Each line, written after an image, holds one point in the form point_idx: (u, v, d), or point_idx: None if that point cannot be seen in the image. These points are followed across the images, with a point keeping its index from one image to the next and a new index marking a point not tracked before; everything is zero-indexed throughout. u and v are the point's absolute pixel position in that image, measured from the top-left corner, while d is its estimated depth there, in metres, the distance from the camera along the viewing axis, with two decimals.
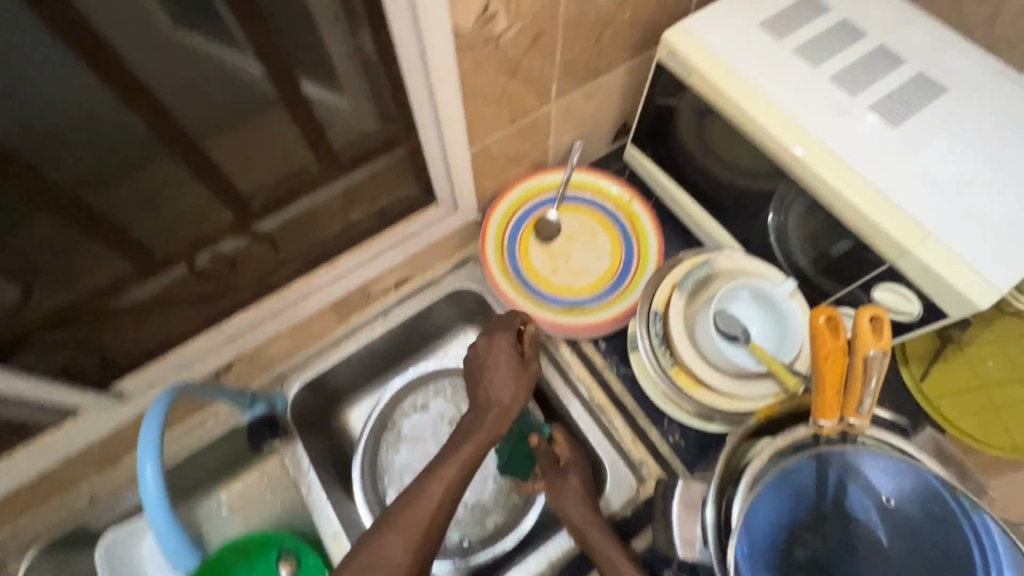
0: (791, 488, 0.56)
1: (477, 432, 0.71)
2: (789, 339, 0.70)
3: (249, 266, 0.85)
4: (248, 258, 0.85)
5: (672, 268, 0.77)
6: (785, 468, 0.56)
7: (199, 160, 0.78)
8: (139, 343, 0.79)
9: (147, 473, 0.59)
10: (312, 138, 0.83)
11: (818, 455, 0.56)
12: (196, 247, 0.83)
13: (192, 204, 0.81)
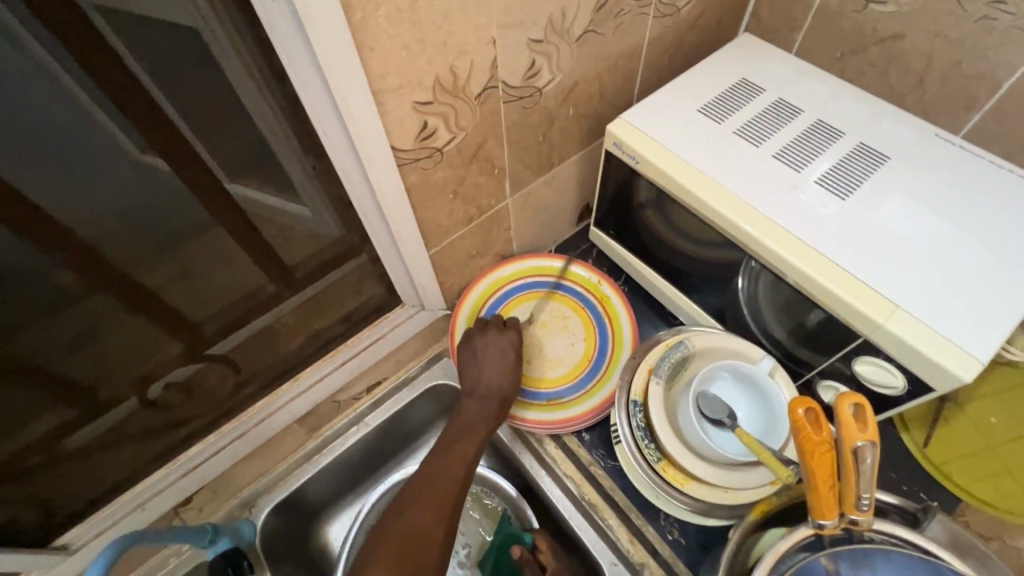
0: None
1: (482, 420, 0.73)
2: (774, 421, 0.67)
3: (203, 391, 0.86)
4: (203, 383, 0.87)
5: (647, 352, 0.74)
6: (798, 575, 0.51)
7: (133, 293, 0.86)
8: (87, 489, 0.77)
9: None
10: (265, 263, 0.90)
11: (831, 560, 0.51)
12: (144, 382, 0.87)
13: (143, 340, 0.88)
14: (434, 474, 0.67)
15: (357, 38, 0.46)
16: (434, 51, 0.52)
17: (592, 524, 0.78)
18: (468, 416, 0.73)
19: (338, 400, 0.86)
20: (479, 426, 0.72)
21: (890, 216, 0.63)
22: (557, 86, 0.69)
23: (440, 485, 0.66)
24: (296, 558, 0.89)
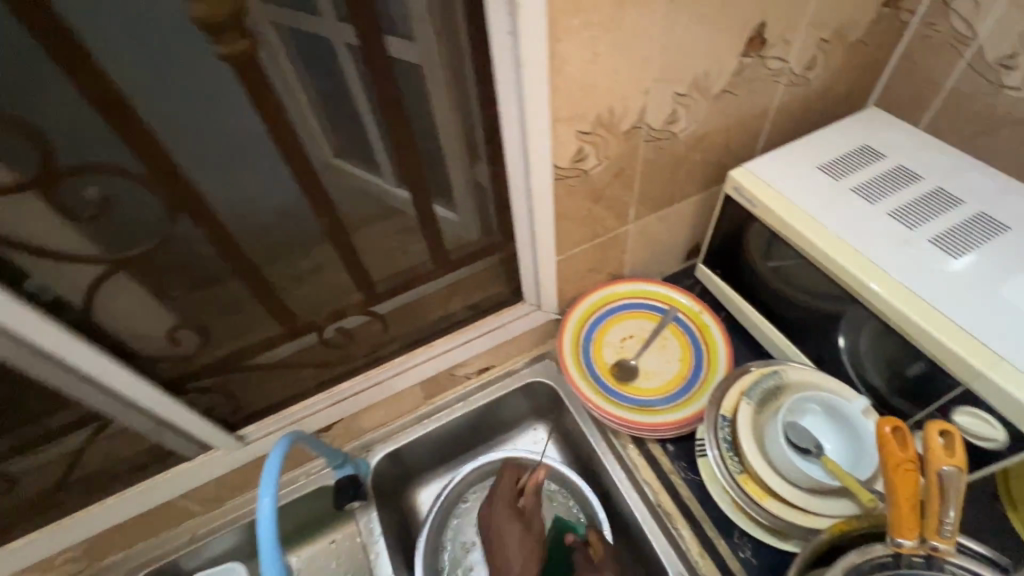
0: None
1: None
2: (863, 455, 0.69)
3: (362, 338, 0.97)
4: (362, 331, 0.96)
5: (740, 376, 0.80)
6: None
7: (345, 246, 0.89)
8: (263, 399, 0.90)
9: (262, 509, 0.64)
10: (432, 245, 0.96)
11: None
12: (330, 320, 0.93)
13: (336, 285, 0.93)
14: None
15: (552, 77, 0.62)
16: (602, 92, 0.67)
17: (664, 530, 0.84)
18: None
19: (455, 373, 1.00)
20: None
21: (1003, 279, 0.66)
22: (690, 133, 0.82)
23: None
24: (392, 508, 1.02)
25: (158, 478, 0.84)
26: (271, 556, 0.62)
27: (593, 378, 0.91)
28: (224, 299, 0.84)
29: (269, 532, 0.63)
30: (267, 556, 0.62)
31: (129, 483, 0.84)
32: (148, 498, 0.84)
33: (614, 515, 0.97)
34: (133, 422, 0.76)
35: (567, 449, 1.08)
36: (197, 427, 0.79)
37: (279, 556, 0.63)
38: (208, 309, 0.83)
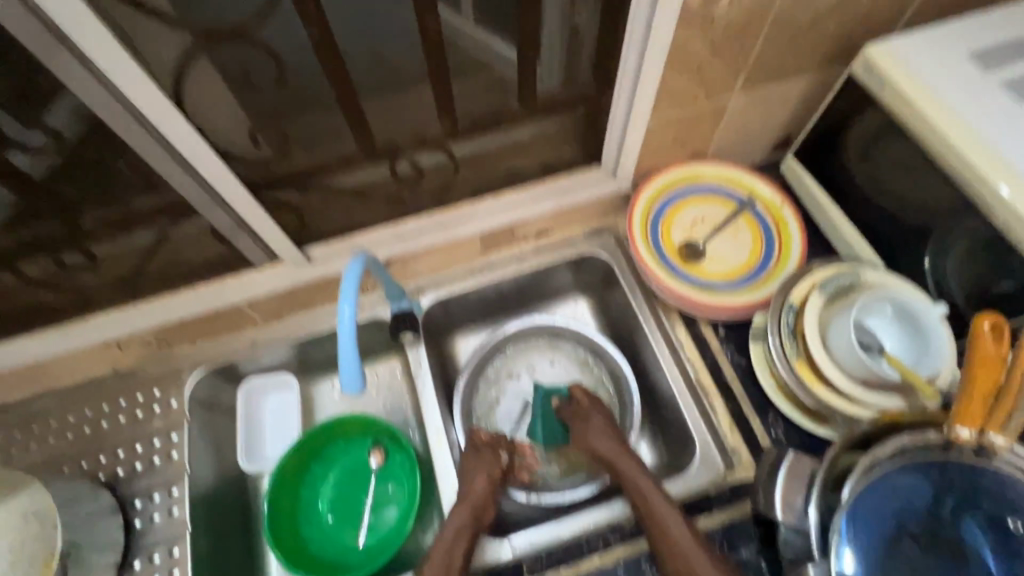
0: (896, 501, 0.58)
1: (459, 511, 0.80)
2: (927, 357, 0.70)
3: (431, 178, 0.98)
4: (432, 171, 0.98)
5: (814, 271, 0.80)
6: (893, 474, 0.58)
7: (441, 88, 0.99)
8: (330, 224, 0.92)
9: (344, 314, 0.70)
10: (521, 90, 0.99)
11: (932, 463, 0.58)
12: (401, 154, 0.98)
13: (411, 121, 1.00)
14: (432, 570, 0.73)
15: None
16: None
17: (698, 404, 0.88)
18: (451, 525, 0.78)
19: (515, 231, 0.99)
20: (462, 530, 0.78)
21: None
22: None
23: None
24: (436, 350, 1.07)
25: (229, 279, 0.88)
26: (351, 354, 0.69)
27: (657, 252, 0.90)
28: (312, 125, 0.96)
29: (348, 334, 0.70)
30: (346, 355, 0.69)
31: (203, 279, 0.89)
32: (216, 297, 0.88)
33: (646, 388, 1.01)
34: (215, 221, 0.80)
35: (607, 325, 1.10)
36: (274, 237, 0.82)
37: (356, 356, 0.70)
38: (289, 127, 0.95)
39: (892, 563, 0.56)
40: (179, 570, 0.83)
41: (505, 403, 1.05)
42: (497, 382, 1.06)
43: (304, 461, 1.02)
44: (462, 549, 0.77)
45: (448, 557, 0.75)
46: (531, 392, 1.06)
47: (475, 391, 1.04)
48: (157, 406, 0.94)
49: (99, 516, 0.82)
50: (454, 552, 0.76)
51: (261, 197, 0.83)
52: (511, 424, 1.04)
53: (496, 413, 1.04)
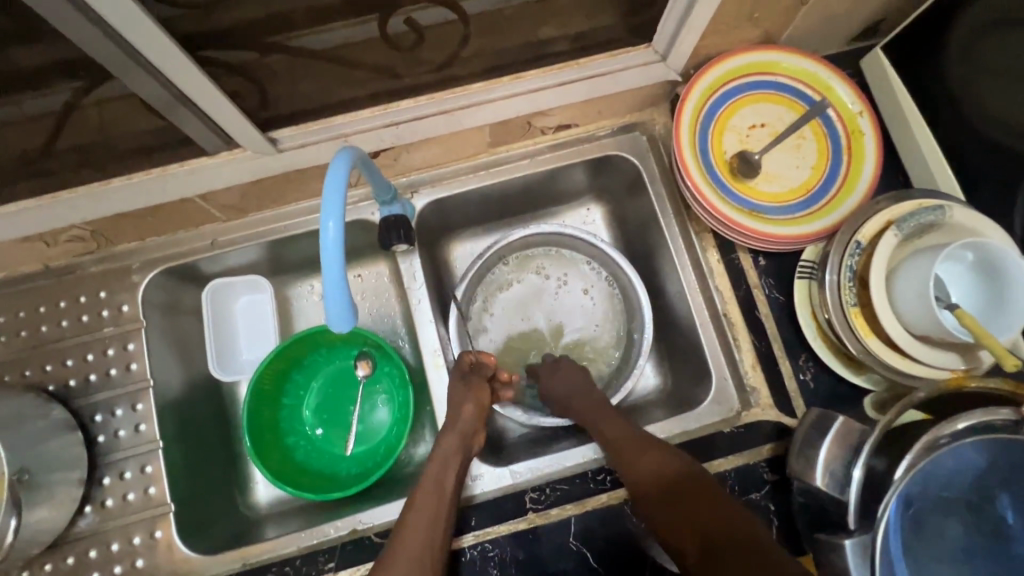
0: (946, 479, 0.53)
1: (453, 436, 0.72)
2: (1004, 316, 0.61)
3: (431, 45, 0.75)
4: (433, 34, 0.75)
5: (891, 203, 0.67)
6: (948, 456, 0.53)
7: None
8: (302, 100, 0.72)
9: (327, 234, 0.54)
10: None
11: (998, 441, 0.52)
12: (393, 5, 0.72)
13: None
14: (425, 497, 0.66)
15: None
16: None
17: (721, 339, 0.80)
18: (447, 447, 0.71)
19: (532, 123, 0.81)
20: (456, 457, 0.71)
21: None
22: None
23: (431, 511, 0.65)
24: (430, 259, 0.94)
25: (174, 167, 0.69)
26: (337, 277, 0.55)
27: (704, 165, 0.75)
28: None
29: (335, 256, 0.54)
30: (332, 279, 0.55)
31: (141, 165, 0.69)
32: (160, 189, 0.70)
33: (661, 313, 0.92)
34: (143, 91, 0.60)
35: (623, 239, 0.98)
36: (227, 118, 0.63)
37: (345, 279, 0.55)
38: None
39: (927, 541, 0.52)
40: (156, 488, 0.77)
41: (512, 293, 0.97)
42: (522, 275, 0.97)
43: (284, 370, 0.94)
44: (453, 471, 0.70)
45: (441, 475, 0.68)
46: (549, 298, 0.97)
47: (495, 266, 0.96)
48: (106, 310, 0.81)
49: (53, 433, 0.73)
50: (447, 470, 0.69)
51: (198, 57, 0.60)
52: (505, 310, 0.96)
53: (495, 294, 0.96)
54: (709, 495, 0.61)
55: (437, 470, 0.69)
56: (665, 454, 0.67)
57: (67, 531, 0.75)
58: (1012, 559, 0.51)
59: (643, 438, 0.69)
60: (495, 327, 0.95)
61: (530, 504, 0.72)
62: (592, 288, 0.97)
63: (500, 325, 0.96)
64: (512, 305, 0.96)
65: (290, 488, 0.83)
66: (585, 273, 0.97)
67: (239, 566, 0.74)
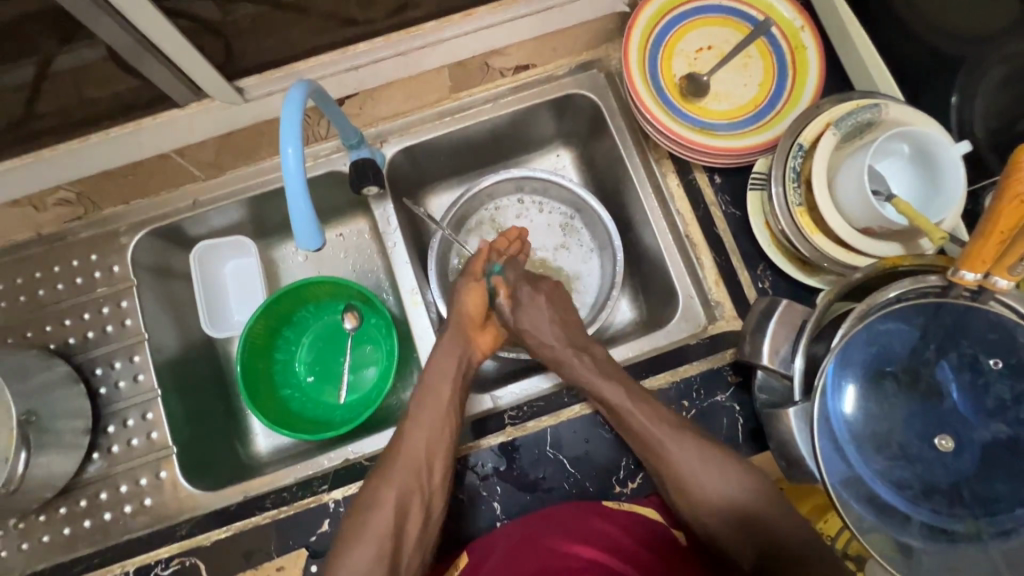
0: (879, 346, 0.56)
1: (440, 359, 0.77)
2: (937, 200, 0.64)
3: None
4: None
5: (831, 106, 0.70)
6: (879, 325, 0.56)
7: None
8: (266, 52, 0.76)
9: (288, 159, 0.58)
10: None
11: (927, 307, 0.56)
12: None
13: None
14: (417, 426, 0.72)
15: None
16: None
17: (685, 259, 0.84)
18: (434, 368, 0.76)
19: (490, 64, 0.84)
20: (443, 383, 0.75)
21: None
22: None
23: (435, 423, 0.72)
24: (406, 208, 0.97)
25: (147, 120, 0.72)
26: (302, 204, 0.59)
27: (655, 88, 0.78)
28: None
29: (296, 179, 0.59)
30: (296, 201, 0.59)
31: (115, 122, 0.73)
32: (137, 145, 0.74)
33: (631, 246, 0.95)
34: (112, 42, 0.64)
35: (591, 179, 1.00)
36: (192, 66, 0.66)
37: (310, 205, 0.59)
38: None
39: (864, 404, 0.55)
40: (158, 433, 0.82)
41: (536, 228, 0.99)
42: (521, 215, 1.00)
43: (274, 325, 0.98)
44: (448, 389, 0.75)
45: (440, 393, 0.74)
46: (541, 231, 0.99)
47: (553, 203, 1.00)
48: (98, 272, 0.85)
49: (58, 384, 0.77)
50: (440, 385, 0.75)
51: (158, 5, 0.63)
52: (523, 226, 0.99)
53: (529, 215, 1.00)
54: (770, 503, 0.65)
55: (435, 383, 0.75)
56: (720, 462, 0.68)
57: (78, 476, 0.80)
58: (945, 416, 0.54)
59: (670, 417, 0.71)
60: (508, 217, 1.00)
61: (508, 420, 0.76)
62: (572, 227, 0.99)
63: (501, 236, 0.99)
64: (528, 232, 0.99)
65: (286, 430, 0.87)
66: (561, 214, 0.99)
67: (240, 500, 0.78)
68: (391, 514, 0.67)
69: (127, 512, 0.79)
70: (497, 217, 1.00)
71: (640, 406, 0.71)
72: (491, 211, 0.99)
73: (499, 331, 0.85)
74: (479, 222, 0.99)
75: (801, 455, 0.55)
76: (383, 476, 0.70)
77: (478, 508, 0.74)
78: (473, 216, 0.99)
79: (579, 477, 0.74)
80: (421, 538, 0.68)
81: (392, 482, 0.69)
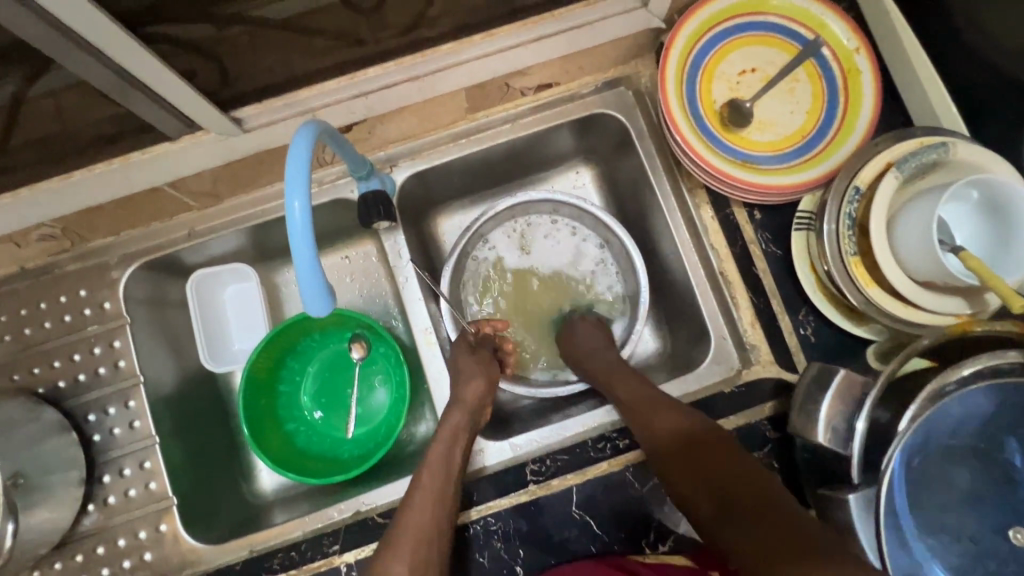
0: (947, 426, 0.51)
1: (450, 415, 0.72)
2: (1011, 254, 0.58)
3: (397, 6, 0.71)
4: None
5: (890, 143, 0.64)
6: (950, 405, 0.51)
7: None
8: (265, 76, 0.69)
9: (294, 214, 0.52)
10: None
11: (1004, 386, 0.50)
12: None
13: None
14: (422, 488, 0.65)
15: None
16: None
17: (719, 298, 0.78)
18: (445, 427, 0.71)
19: (510, 85, 0.77)
20: (453, 442, 0.70)
21: None
22: None
23: (442, 486, 0.66)
24: (416, 234, 0.90)
25: (136, 155, 0.66)
26: (308, 263, 0.53)
27: (693, 117, 0.71)
28: None
29: (303, 237, 0.52)
30: (303, 263, 0.53)
31: (100, 157, 0.66)
32: (125, 179, 0.67)
33: (655, 275, 0.89)
34: (92, 76, 0.57)
35: (614, 202, 0.93)
36: (184, 99, 0.60)
37: (317, 263, 0.53)
38: None
39: (929, 491, 0.51)
40: (157, 483, 0.77)
41: (564, 255, 0.93)
42: (550, 240, 0.93)
43: (277, 356, 0.92)
44: (462, 447, 0.70)
45: (450, 452, 0.69)
46: (570, 259, 0.93)
47: (587, 231, 0.93)
48: (88, 309, 0.79)
49: (48, 435, 0.72)
50: (456, 445, 0.69)
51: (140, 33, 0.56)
52: (549, 249, 0.93)
53: (559, 237, 0.93)
54: (732, 457, 0.60)
55: (445, 445, 0.69)
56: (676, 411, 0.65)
57: (73, 530, 0.75)
58: (1021, 507, 0.49)
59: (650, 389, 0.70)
60: (537, 236, 0.93)
61: (531, 476, 0.71)
62: (599, 259, 0.93)
63: (525, 255, 0.93)
64: (551, 257, 0.93)
65: (292, 474, 0.82)
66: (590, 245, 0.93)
67: (245, 555, 0.74)
68: None
69: (126, 567, 0.75)
70: (526, 232, 0.93)
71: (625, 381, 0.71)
72: (523, 224, 0.93)
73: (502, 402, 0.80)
74: (510, 234, 0.93)
75: (861, 549, 0.51)
76: (390, 546, 0.61)
77: (499, 571, 0.69)
78: (505, 227, 0.93)
79: (607, 539, 0.69)
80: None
81: (401, 555, 0.60)
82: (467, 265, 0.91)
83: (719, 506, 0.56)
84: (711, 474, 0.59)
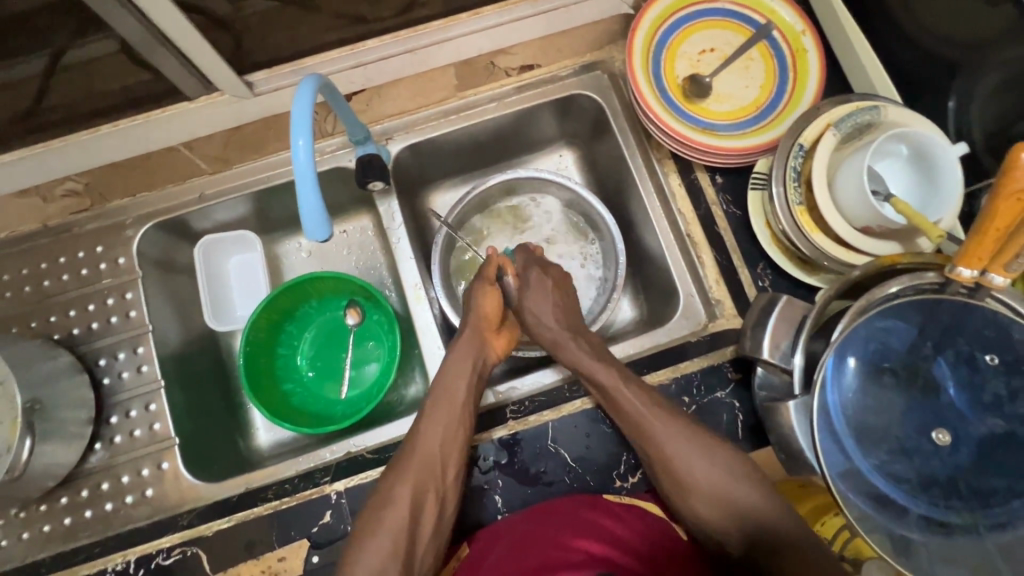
0: (877, 344, 0.58)
1: (461, 348, 0.78)
2: (936, 199, 0.66)
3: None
4: None
5: (830, 107, 0.72)
6: (877, 324, 0.57)
7: None
8: (276, 48, 0.79)
9: (298, 150, 0.59)
10: None
11: (922, 302, 0.57)
12: None
13: None
14: (430, 419, 0.72)
15: None
16: None
17: (686, 257, 0.85)
18: (451, 366, 0.76)
19: (495, 63, 0.88)
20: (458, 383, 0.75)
21: None
22: None
23: (449, 421, 0.72)
24: (409, 205, 0.97)
25: (158, 112, 0.77)
26: (310, 193, 0.59)
27: (658, 89, 0.79)
28: None
29: (306, 170, 0.59)
30: (305, 192, 0.59)
31: (126, 114, 0.78)
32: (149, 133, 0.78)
33: (631, 246, 0.95)
34: (129, 35, 0.67)
35: (593, 179, 1.00)
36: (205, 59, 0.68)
37: (318, 194, 0.60)
38: None
39: (862, 397, 0.57)
40: (161, 424, 0.82)
41: (557, 235, 1.00)
42: (551, 220, 1.00)
43: (276, 320, 0.98)
44: (465, 385, 0.75)
45: (450, 385, 0.74)
46: (563, 239, 1.00)
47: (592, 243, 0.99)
48: (103, 264, 0.86)
49: (64, 373, 0.78)
50: (459, 384, 0.75)
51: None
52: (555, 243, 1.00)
53: (556, 216, 1.00)
54: (749, 483, 0.65)
55: (450, 380, 0.75)
56: (679, 423, 0.69)
57: (80, 467, 0.80)
58: (940, 410, 0.55)
59: (653, 399, 0.71)
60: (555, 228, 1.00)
61: (511, 414, 0.77)
62: (586, 241, 0.99)
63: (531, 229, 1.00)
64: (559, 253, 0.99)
65: (287, 423, 0.87)
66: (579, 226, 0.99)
67: (241, 491, 0.78)
68: (407, 511, 0.66)
69: (128, 502, 0.79)
70: (547, 218, 1.00)
71: (624, 387, 0.71)
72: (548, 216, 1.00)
73: (513, 334, 0.86)
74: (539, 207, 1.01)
75: (801, 449, 0.56)
76: (398, 469, 0.70)
77: (481, 500, 0.74)
78: (537, 197, 1.00)
79: (580, 471, 0.74)
80: (435, 529, 0.68)
81: (406, 479, 0.68)
82: (462, 233, 0.98)
83: (747, 539, 0.63)
84: (735, 505, 0.65)
